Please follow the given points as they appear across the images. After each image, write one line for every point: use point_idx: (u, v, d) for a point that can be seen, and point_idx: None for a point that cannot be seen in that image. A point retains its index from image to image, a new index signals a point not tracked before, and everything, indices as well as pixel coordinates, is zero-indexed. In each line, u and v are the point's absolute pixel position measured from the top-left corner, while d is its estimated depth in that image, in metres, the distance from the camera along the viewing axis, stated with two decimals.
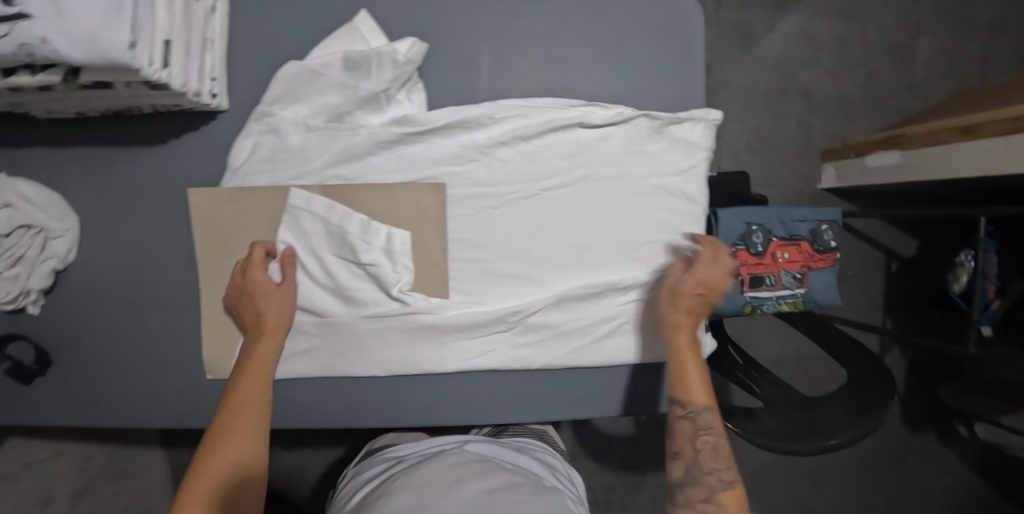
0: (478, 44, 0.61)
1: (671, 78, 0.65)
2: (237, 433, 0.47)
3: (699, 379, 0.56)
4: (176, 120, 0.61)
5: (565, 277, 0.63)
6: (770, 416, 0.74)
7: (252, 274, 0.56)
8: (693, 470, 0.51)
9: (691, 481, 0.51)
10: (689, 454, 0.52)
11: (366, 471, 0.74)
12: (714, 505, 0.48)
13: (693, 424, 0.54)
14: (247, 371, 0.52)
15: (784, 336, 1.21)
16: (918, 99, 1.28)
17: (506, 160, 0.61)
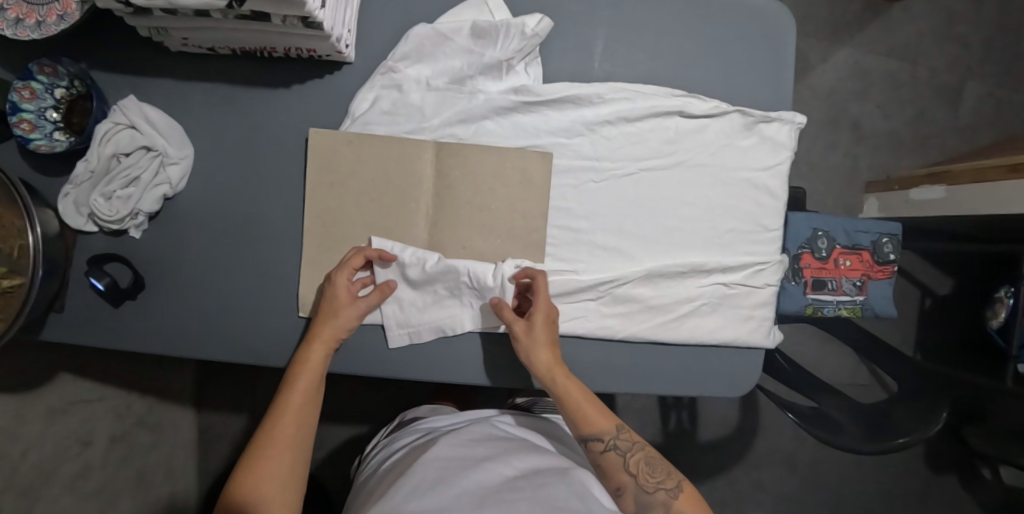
0: (595, 26, 0.65)
1: (767, 79, 0.69)
2: (289, 422, 0.53)
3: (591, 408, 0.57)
4: (301, 66, 0.64)
5: (654, 255, 0.65)
6: (848, 421, 0.75)
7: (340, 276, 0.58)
8: (642, 495, 0.54)
9: (644, 508, 0.54)
10: (631, 483, 0.55)
11: (398, 437, 0.72)
12: None
13: (616, 453, 0.56)
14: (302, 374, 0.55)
15: (819, 360, 1.22)
16: (962, 142, 1.33)
17: (610, 138, 0.64)
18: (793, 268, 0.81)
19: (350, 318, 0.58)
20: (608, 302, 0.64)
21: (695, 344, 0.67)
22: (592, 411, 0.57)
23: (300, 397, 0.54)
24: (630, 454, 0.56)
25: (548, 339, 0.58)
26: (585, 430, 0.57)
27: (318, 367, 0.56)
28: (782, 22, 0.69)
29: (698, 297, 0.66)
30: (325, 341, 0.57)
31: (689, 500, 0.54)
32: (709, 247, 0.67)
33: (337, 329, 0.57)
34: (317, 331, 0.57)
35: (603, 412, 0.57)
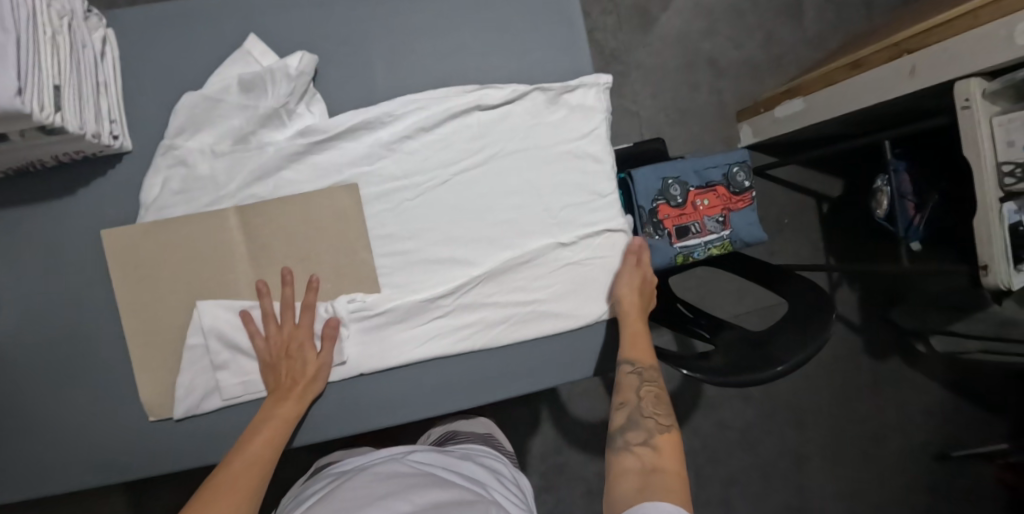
0: (370, 50, 0.64)
1: (561, 49, 0.68)
2: (240, 463, 0.51)
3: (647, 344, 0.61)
4: (80, 168, 0.61)
5: (492, 253, 0.64)
6: (726, 357, 0.76)
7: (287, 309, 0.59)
8: (636, 416, 0.55)
9: (632, 426, 0.54)
10: (633, 402, 0.56)
11: (311, 483, 0.71)
12: (650, 446, 0.51)
13: (639, 376, 0.59)
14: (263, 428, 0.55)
15: (739, 292, 1.25)
16: (813, 52, 1.39)
17: (414, 154, 0.63)
18: (653, 223, 0.82)
19: (317, 373, 0.60)
20: (457, 314, 0.63)
21: (563, 331, 0.66)
22: (635, 340, 0.62)
23: (273, 436, 0.55)
24: (647, 384, 0.58)
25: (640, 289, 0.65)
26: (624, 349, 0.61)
27: (282, 423, 0.56)
28: None
29: (552, 281, 0.65)
30: (295, 399, 0.58)
31: (676, 445, 0.51)
32: (548, 231, 0.66)
33: (313, 369, 0.60)
34: (287, 370, 0.59)
35: (646, 347, 0.61)
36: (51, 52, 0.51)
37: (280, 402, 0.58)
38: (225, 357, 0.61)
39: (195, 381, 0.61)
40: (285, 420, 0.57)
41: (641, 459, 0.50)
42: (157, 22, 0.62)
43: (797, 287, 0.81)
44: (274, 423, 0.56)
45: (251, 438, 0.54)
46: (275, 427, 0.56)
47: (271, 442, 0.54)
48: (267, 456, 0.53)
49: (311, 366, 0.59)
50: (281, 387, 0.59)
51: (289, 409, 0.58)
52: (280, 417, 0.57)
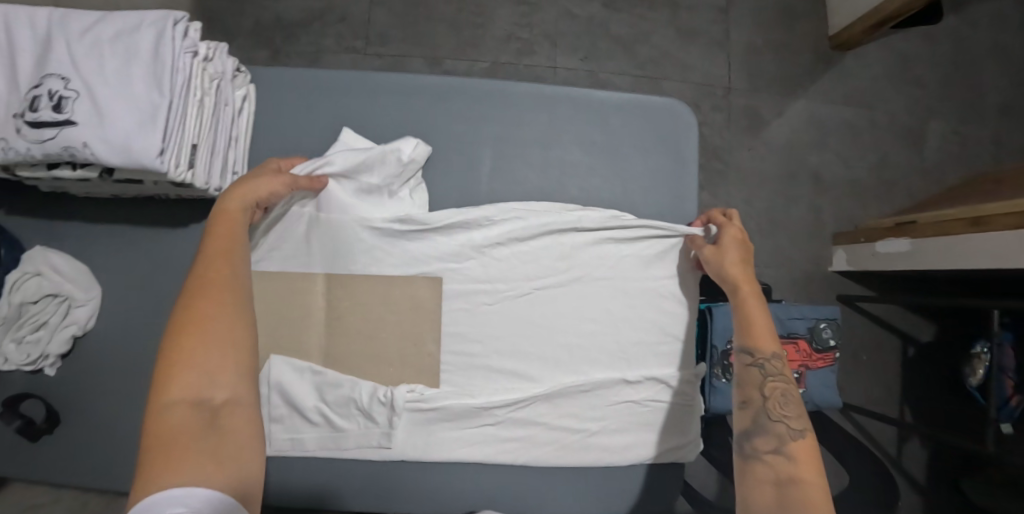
0: (482, 147, 0.66)
1: (664, 181, 0.69)
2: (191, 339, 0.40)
3: (763, 322, 0.55)
4: (204, 206, 0.66)
5: (555, 374, 0.64)
6: None
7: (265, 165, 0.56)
8: (761, 418, 0.50)
9: (759, 429, 0.50)
10: (756, 402, 0.52)
11: None
12: (783, 454, 0.47)
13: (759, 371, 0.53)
14: (193, 299, 0.42)
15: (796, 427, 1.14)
16: (931, 183, 1.29)
17: (501, 260, 0.63)
18: (724, 365, 0.76)
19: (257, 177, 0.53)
20: (508, 427, 0.63)
21: (605, 465, 0.65)
22: (756, 324, 0.55)
23: (218, 287, 0.44)
24: (773, 379, 0.52)
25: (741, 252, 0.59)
26: (743, 338, 0.55)
27: (219, 283, 0.44)
28: (680, 126, 0.70)
29: (607, 415, 0.64)
30: (227, 256, 0.46)
31: (810, 452, 0.47)
32: (615, 363, 0.65)
33: (255, 190, 0.51)
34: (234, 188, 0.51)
35: (764, 328, 0.54)
36: (197, 114, 0.55)
37: (217, 222, 0.48)
38: (281, 412, 0.62)
39: None
40: (228, 254, 0.46)
41: (774, 470, 0.46)
42: (299, 82, 0.66)
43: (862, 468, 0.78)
44: (217, 273, 0.45)
45: (188, 298, 0.42)
46: (215, 279, 0.44)
47: (214, 286, 0.43)
48: (229, 303, 0.43)
49: (237, 199, 0.50)
50: (208, 227, 0.47)
51: (220, 248, 0.46)
52: (224, 258, 0.45)
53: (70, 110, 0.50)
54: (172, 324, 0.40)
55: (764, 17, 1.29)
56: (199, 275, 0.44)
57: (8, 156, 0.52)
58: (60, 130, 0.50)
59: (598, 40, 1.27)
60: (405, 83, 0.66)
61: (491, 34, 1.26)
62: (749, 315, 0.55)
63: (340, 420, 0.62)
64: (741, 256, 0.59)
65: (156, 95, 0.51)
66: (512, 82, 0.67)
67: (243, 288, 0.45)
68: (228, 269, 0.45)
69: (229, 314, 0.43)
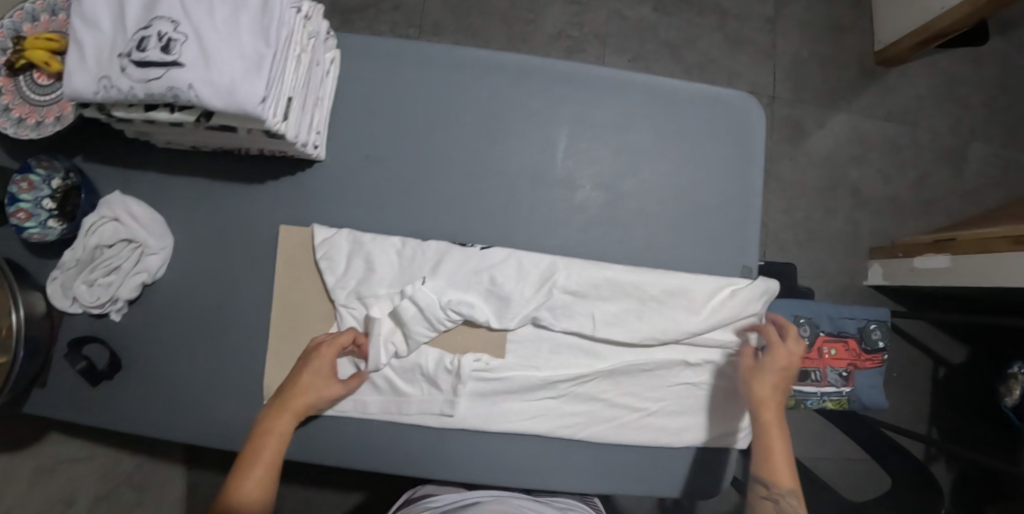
0: (558, 125, 0.67)
1: (733, 169, 0.69)
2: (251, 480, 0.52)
3: (784, 462, 0.57)
4: (279, 165, 0.67)
5: (618, 353, 0.65)
6: None
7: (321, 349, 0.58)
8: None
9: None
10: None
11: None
12: None
13: (773, 505, 0.56)
14: (264, 445, 0.53)
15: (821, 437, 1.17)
16: (970, 204, 1.29)
17: (570, 238, 0.66)
18: None
19: (324, 394, 0.57)
20: (568, 400, 0.64)
21: (660, 446, 0.65)
22: (773, 458, 0.57)
23: (257, 489, 0.51)
24: (784, 512, 0.55)
25: (778, 381, 0.61)
26: (759, 471, 0.58)
27: (282, 438, 0.55)
28: (749, 118, 0.71)
29: (666, 396, 0.65)
30: (291, 413, 0.55)
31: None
32: (676, 346, 0.65)
33: (305, 407, 0.56)
34: (285, 402, 0.56)
35: (784, 462, 0.57)
36: (295, 69, 0.57)
37: (268, 431, 0.54)
38: (348, 372, 0.63)
39: None
40: (266, 484, 0.52)
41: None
42: (382, 50, 0.67)
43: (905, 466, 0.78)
44: (260, 488, 0.52)
45: (234, 491, 0.50)
46: (252, 497, 0.51)
47: (251, 512, 0.50)
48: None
49: (288, 422, 0.55)
50: (257, 447, 0.53)
51: (272, 457, 0.53)
52: (270, 444, 0.54)
53: (177, 52, 0.51)
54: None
55: (812, 31, 1.31)
56: (228, 508, 0.49)
57: (111, 94, 0.53)
58: (166, 71, 0.51)
59: (646, 42, 1.29)
60: (486, 59, 0.67)
61: (541, 30, 1.28)
62: (772, 456, 0.57)
63: (407, 385, 0.63)
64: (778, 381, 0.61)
65: (263, 45, 0.53)
66: (588, 65, 0.68)
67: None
68: (264, 498, 0.52)
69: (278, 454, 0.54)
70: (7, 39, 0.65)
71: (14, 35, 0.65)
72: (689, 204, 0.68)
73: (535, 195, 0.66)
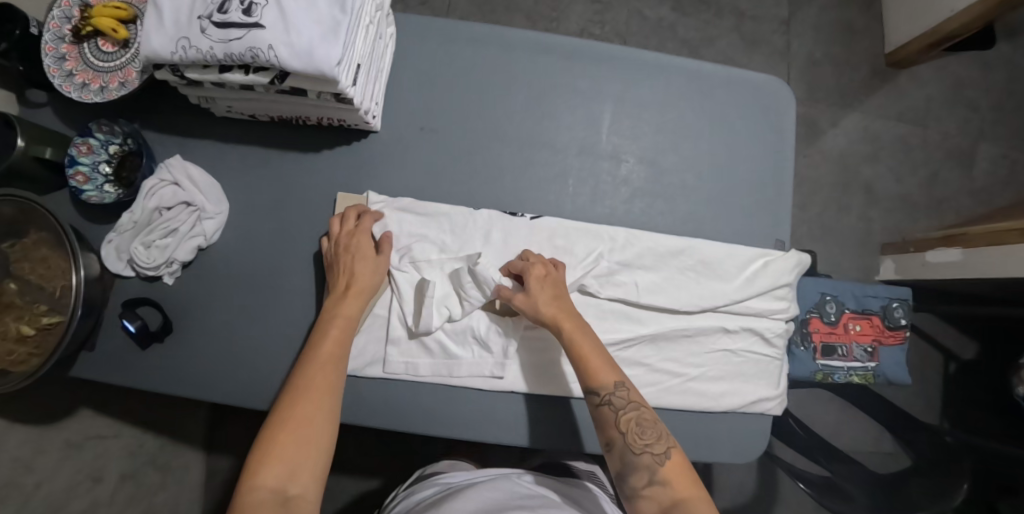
0: (603, 101, 0.70)
1: (767, 148, 0.73)
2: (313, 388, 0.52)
3: (598, 360, 0.57)
4: (334, 135, 0.70)
5: (661, 318, 0.67)
6: (858, 492, 0.74)
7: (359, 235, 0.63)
8: (628, 456, 0.54)
9: (630, 468, 0.53)
10: (619, 440, 0.55)
11: (418, 488, 0.73)
12: (659, 485, 0.51)
13: (611, 409, 0.55)
14: (320, 357, 0.55)
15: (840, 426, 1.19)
16: (979, 202, 1.33)
17: (614, 210, 0.69)
18: (802, 332, 0.81)
19: (370, 271, 0.62)
20: None
21: (701, 411, 0.67)
22: (595, 363, 0.56)
23: (326, 364, 0.54)
24: (624, 412, 0.55)
25: (552, 291, 0.60)
26: (585, 379, 0.56)
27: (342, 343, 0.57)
28: (781, 100, 0.74)
29: (706, 363, 0.67)
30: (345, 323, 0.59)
31: (680, 468, 0.52)
32: (715, 314, 0.68)
33: (366, 286, 0.61)
34: (345, 284, 0.61)
35: (604, 364, 0.56)
36: (364, 38, 0.60)
37: (335, 313, 0.59)
38: (401, 334, 0.65)
39: (367, 347, 0.65)
40: (336, 358, 0.56)
41: (657, 503, 0.51)
42: (436, 28, 0.70)
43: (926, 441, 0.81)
44: (329, 365, 0.55)
45: (305, 371, 0.53)
46: (324, 371, 0.54)
47: (326, 381, 0.53)
48: (331, 386, 0.53)
49: (353, 303, 0.60)
50: (324, 327, 0.58)
51: (339, 340, 0.57)
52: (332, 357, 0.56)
53: (258, 16, 0.54)
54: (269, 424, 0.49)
55: (824, 34, 1.37)
56: (307, 378, 0.53)
57: (190, 54, 0.55)
58: (247, 33, 0.54)
59: (666, 42, 1.33)
60: (536, 40, 0.70)
61: (565, 27, 1.30)
62: (583, 358, 0.57)
63: (461, 348, 0.65)
64: (547, 291, 0.60)
65: (339, 13, 0.56)
66: (630, 47, 0.71)
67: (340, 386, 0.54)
68: (336, 371, 0.55)
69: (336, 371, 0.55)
70: (73, 8, 0.67)
71: (79, 4, 0.68)
72: (725, 179, 0.71)
73: (582, 167, 0.69)
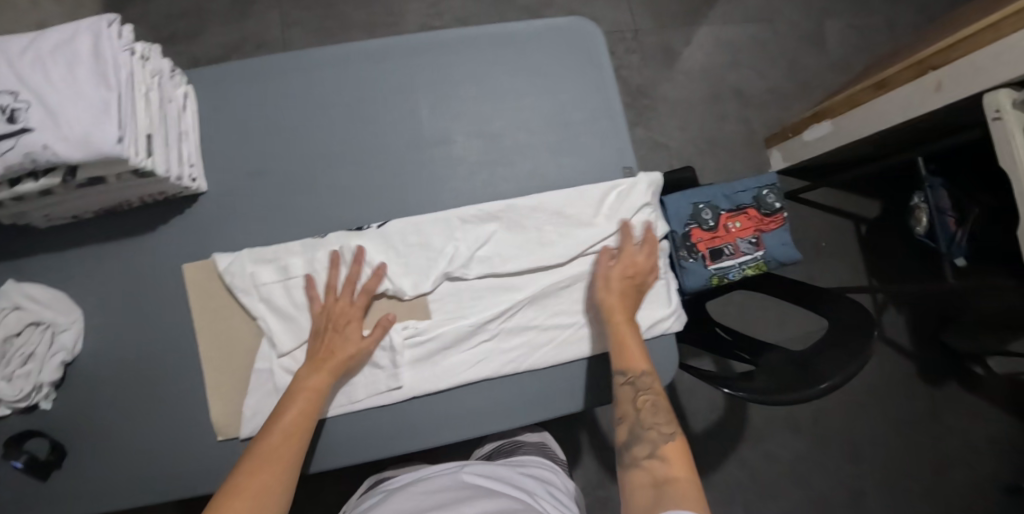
0: (418, 92, 0.70)
1: (591, 87, 0.73)
2: (281, 435, 0.53)
3: (635, 348, 0.60)
4: (162, 208, 0.67)
5: (535, 279, 0.68)
6: (768, 377, 0.78)
7: (346, 312, 0.62)
8: (637, 430, 0.55)
9: (636, 440, 0.54)
10: (631, 416, 0.56)
11: (364, 500, 0.72)
12: (657, 458, 0.51)
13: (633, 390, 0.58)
14: (298, 403, 0.56)
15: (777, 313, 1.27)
16: (840, 74, 1.42)
17: (460, 190, 0.69)
18: (687, 246, 0.84)
19: (353, 349, 0.61)
20: (503, 338, 0.66)
21: (603, 353, 0.68)
22: (626, 349, 0.60)
23: (292, 435, 0.54)
24: (642, 394, 0.57)
25: (620, 288, 0.65)
26: (617, 355, 0.60)
27: (319, 393, 0.58)
28: (587, 36, 0.74)
29: (592, 305, 0.68)
30: (327, 372, 0.59)
31: (680, 451, 0.52)
32: (586, 257, 0.69)
33: (342, 365, 0.60)
34: (322, 361, 0.60)
35: (639, 355, 0.60)
36: (146, 108, 0.59)
37: (302, 387, 0.58)
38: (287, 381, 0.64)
39: (260, 405, 0.64)
40: (300, 431, 0.55)
41: (651, 474, 0.50)
42: (233, 73, 0.69)
43: (842, 312, 0.84)
44: (288, 439, 0.54)
45: (276, 434, 0.53)
46: (283, 446, 0.53)
47: (284, 456, 0.52)
48: (285, 463, 0.52)
49: (324, 377, 0.59)
50: (288, 401, 0.56)
51: (306, 414, 0.56)
52: (304, 400, 0.57)
53: (22, 119, 0.52)
54: (228, 486, 0.48)
55: None
56: (262, 449, 0.52)
57: None
58: (15, 140, 0.52)
59: (509, 14, 1.35)
60: (334, 54, 0.70)
61: (406, 29, 1.33)
62: (624, 342, 0.61)
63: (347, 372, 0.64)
64: (621, 288, 0.65)
65: (106, 90, 0.54)
66: (426, 33, 0.71)
67: (292, 467, 0.53)
68: (296, 447, 0.54)
69: (304, 425, 0.56)
70: None
71: None
72: (557, 126, 0.72)
73: (418, 158, 0.69)
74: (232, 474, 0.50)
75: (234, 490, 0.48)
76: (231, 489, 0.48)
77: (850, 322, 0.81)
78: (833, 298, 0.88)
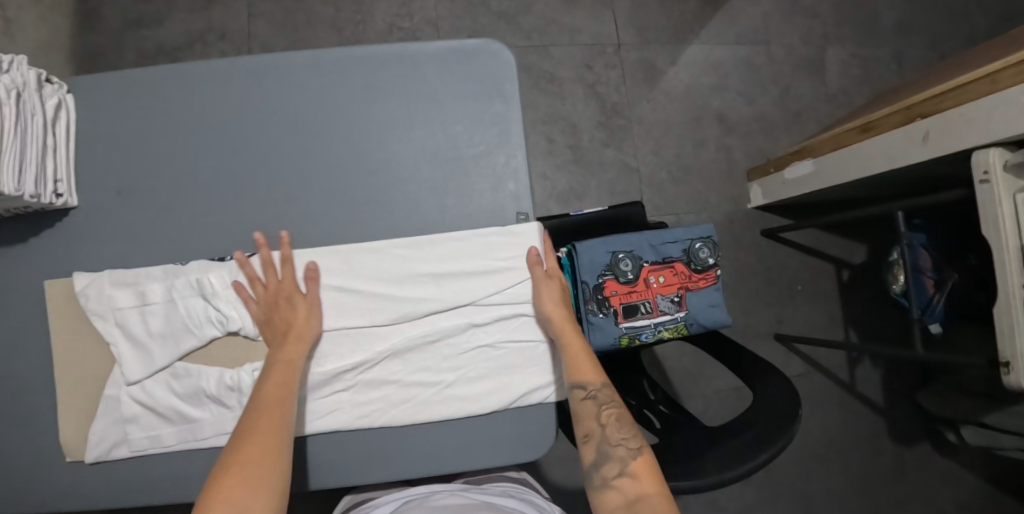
0: (301, 116, 0.66)
1: (490, 123, 0.68)
2: (271, 409, 0.51)
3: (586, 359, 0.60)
4: (29, 222, 0.65)
5: (402, 331, 0.64)
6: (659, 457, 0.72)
7: (288, 288, 0.61)
8: (603, 447, 0.54)
9: (603, 458, 0.54)
10: (597, 432, 0.56)
11: None
12: (627, 477, 0.51)
13: (594, 404, 0.58)
14: (273, 376, 0.55)
15: (706, 364, 1.26)
16: (835, 107, 1.32)
17: (338, 226, 0.65)
18: (599, 299, 0.77)
19: (308, 317, 0.61)
20: (362, 390, 0.63)
21: (470, 416, 0.64)
22: (578, 360, 0.60)
23: (274, 404, 0.52)
24: (607, 408, 0.57)
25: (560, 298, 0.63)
26: (570, 375, 0.60)
27: (292, 366, 0.57)
28: (498, 64, 0.68)
29: (461, 364, 0.64)
30: (297, 343, 0.59)
31: (648, 467, 0.52)
32: (463, 310, 0.65)
33: (308, 334, 0.60)
34: (285, 334, 0.59)
35: (594, 367, 0.59)
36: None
37: (275, 361, 0.56)
38: (135, 411, 0.62)
39: (106, 432, 0.62)
40: (283, 404, 0.53)
41: (624, 493, 0.50)
42: (115, 85, 0.66)
43: (770, 390, 0.72)
44: (271, 411, 0.51)
45: (259, 408, 0.51)
46: (267, 416, 0.50)
47: (274, 426, 0.50)
48: (280, 433, 0.50)
49: (293, 350, 0.58)
50: (263, 379, 0.55)
51: (282, 384, 0.54)
52: (281, 375, 0.55)
53: None
54: (217, 467, 0.45)
55: None
56: (254, 424, 0.49)
57: None
58: None
59: (481, 18, 1.27)
60: (217, 70, 0.66)
61: (371, 27, 1.25)
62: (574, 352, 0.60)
63: (198, 407, 0.63)
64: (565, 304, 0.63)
65: None
66: (319, 50, 0.66)
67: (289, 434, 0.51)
68: (284, 420, 0.51)
69: (286, 396, 0.53)
70: None
71: None
72: (448, 164, 0.67)
73: (295, 187, 0.65)
74: (221, 456, 0.46)
75: (231, 462, 0.45)
76: (218, 471, 0.44)
77: (775, 404, 0.69)
78: (766, 370, 0.76)
